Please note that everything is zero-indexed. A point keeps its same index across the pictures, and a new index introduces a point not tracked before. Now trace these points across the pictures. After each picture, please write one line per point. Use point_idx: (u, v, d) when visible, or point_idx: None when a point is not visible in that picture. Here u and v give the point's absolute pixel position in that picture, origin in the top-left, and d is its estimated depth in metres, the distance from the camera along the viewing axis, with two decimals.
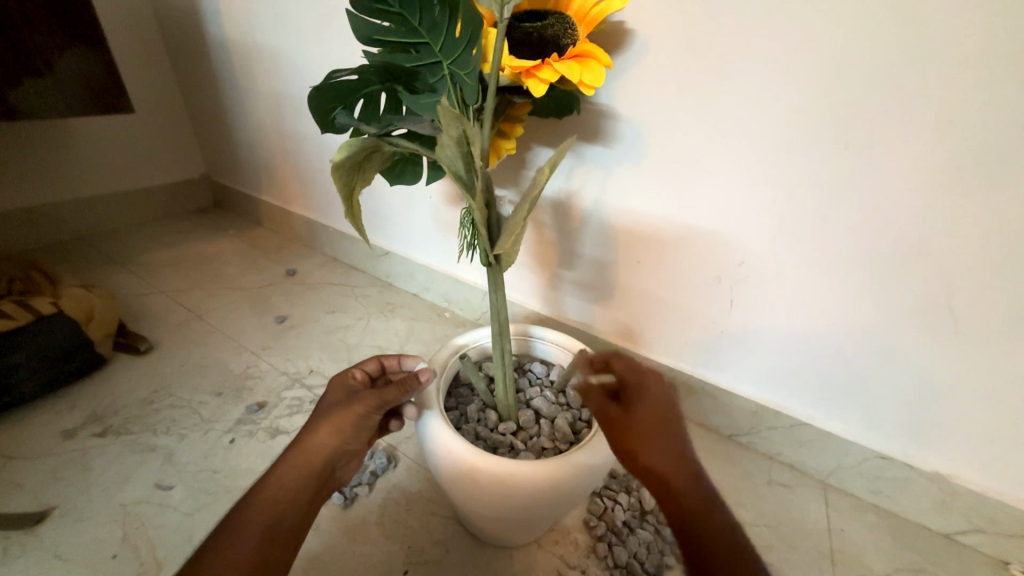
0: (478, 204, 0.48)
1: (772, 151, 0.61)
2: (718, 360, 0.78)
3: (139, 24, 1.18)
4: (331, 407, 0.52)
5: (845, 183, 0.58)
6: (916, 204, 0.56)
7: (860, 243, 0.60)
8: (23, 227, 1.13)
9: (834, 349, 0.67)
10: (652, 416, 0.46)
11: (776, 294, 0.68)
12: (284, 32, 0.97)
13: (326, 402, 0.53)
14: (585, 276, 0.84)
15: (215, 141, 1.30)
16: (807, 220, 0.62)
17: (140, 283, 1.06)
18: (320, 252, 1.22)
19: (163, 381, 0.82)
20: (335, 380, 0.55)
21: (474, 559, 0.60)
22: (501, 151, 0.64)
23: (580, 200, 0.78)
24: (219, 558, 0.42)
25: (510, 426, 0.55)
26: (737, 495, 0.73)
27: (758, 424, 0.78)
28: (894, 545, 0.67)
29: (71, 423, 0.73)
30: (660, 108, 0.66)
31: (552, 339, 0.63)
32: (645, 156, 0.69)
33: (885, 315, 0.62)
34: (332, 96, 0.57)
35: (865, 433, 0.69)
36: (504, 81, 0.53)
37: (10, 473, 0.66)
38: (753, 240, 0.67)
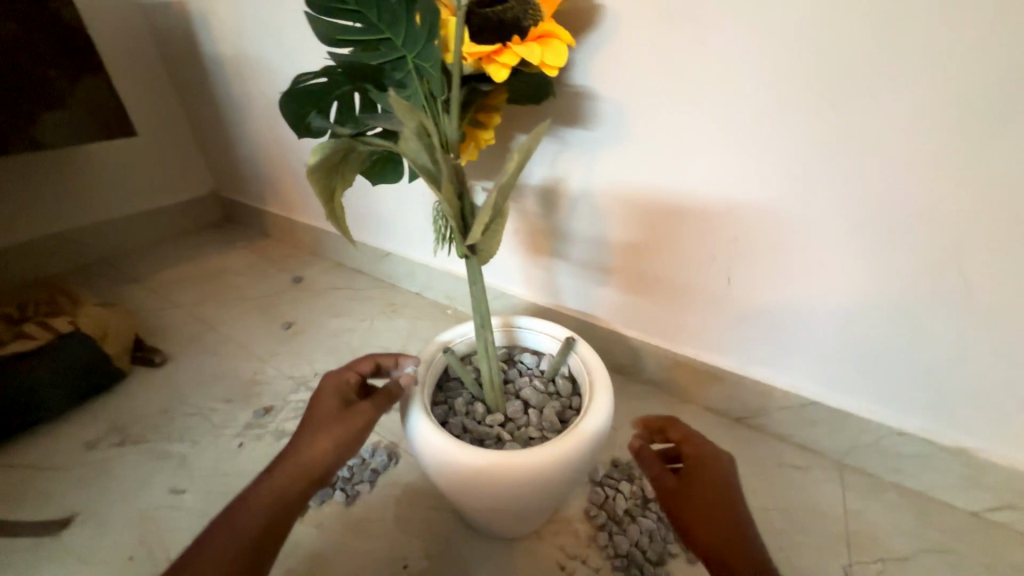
0: (446, 195, 0.47)
1: (759, 120, 0.58)
2: (720, 342, 0.75)
3: (141, 51, 1.23)
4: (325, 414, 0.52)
5: (838, 147, 0.55)
6: (916, 163, 0.52)
7: (859, 210, 0.57)
8: (49, 253, 1.20)
9: (839, 323, 0.64)
10: (713, 496, 0.45)
11: (774, 269, 0.65)
12: (273, 45, 0.99)
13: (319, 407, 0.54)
14: (580, 263, 0.82)
15: (221, 157, 1.34)
16: (801, 190, 0.59)
17: (157, 298, 1.10)
18: (325, 258, 1.25)
19: (177, 391, 0.85)
20: (329, 383, 0.55)
21: (474, 552, 0.60)
22: (479, 142, 0.64)
23: (567, 187, 0.76)
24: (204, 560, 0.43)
25: (498, 418, 0.55)
26: (746, 480, 0.70)
27: (767, 406, 0.75)
28: (917, 526, 0.64)
29: (93, 434, 0.77)
30: (638, 84, 0.63)
31: (539, 328, 0.62)
32: (627, 136, 0.68)
33: (893, 284, 0.58)
34: (304, 100, 0.57)
35: (879, 408, 0.66)
36: (469, 69, 0.53)
37: (39, 483, 0.70)
38: (746, 215, 0.64)
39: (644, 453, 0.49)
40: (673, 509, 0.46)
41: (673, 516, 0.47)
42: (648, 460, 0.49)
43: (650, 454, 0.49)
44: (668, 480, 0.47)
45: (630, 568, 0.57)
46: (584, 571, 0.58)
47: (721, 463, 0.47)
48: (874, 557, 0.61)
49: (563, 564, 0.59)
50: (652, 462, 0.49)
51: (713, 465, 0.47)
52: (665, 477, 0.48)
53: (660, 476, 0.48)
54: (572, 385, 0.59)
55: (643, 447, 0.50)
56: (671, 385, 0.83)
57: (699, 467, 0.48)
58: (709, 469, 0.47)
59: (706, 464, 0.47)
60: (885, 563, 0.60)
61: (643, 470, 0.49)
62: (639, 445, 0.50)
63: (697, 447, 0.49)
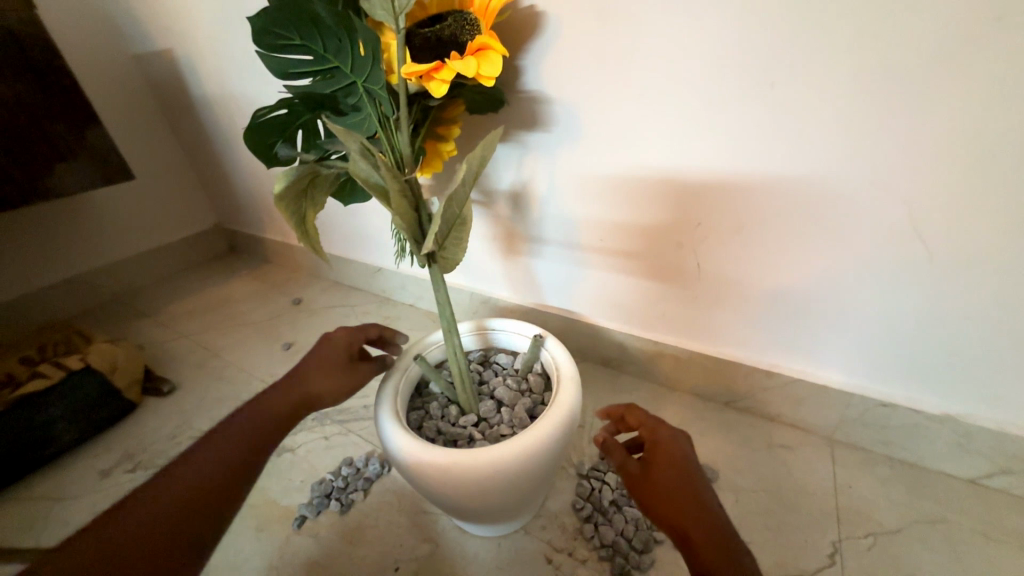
0: (397, 210, 0.49)
1: (704, 107, 0.59)
2: (700, 327, 0.76)
3: (136, 98, 1.30)
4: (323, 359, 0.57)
5: (783, 125, 0.56)
6: (859, 134, 0.53)
7: (811, 186, 0.58)
8: (65, 296, 1.27)
9: (810, 297, 0.64)
10: (674, 472, 0.45)
11: (740, 250, 0.66)
12: (254, 80, 1.04)
13: (323, 353, 0.58)
14: (556, 260, 0.84)
15: (219, 191, 1.40)
16: (754, 170, 0.60)
17: (165, 330, 1.16)
18: (323, 278, 1.29)
19: (184, 416, 0.89)
20: (339, 333, 0.60)
21: (464, 550, 0.62)
22: (442, 154, 0.67)
23: (534, 189, 0.78)
24: (183, 476, 0.44)
25: (470, 418, 0.57)
26: (734, 463, 0.70)
27: (752, 387, 0.75)
28: (908, 496, 0.63)
29: (108, 462, 0.82)
30: (587, 84, 0.65)
31: (511, 328, 0.64)
32: (583, 134, 0.69)
33: (854, 255, 0.59)
34: (268, 132, 0.60)
35: (861, 380, 0.66)
36: (414, 88, 0.55)
37: (59, 511, 0.75)
38: (705, 199, 0.65)
39: (611, 445, 0.47)
40: (642, 496, 0.45)
41: (643, 504, 0.45)
42: (615, 450, 0.47)
43: (616, 443, 0.48)
44: (637, 466, 0.46)
45: (616, 558, 0.58)
46: (570, 563, 0.59)
47: (676, 440, 0.48)
48: (865, 531, 0.60)
49: (549, 557, 0.60)
50: (619, 451, 0.48)
51: (674, 445, 0.48)
52: (632, 465, 0.47)
53: (628, 464, 0.47)
54: (544, 381, 0.61)
55: (609, 438, 0.48)
56: (658, 375, 0.84)
57: (659, 446, 0.48)
58: (669, 445, 0.48)
59: (668, 445, 0.48)
60: (875, 537, 0.59)
61: (611, 460, 0.47)
62: (606, 436, 0.48)
63: (656, 428, 0.49)
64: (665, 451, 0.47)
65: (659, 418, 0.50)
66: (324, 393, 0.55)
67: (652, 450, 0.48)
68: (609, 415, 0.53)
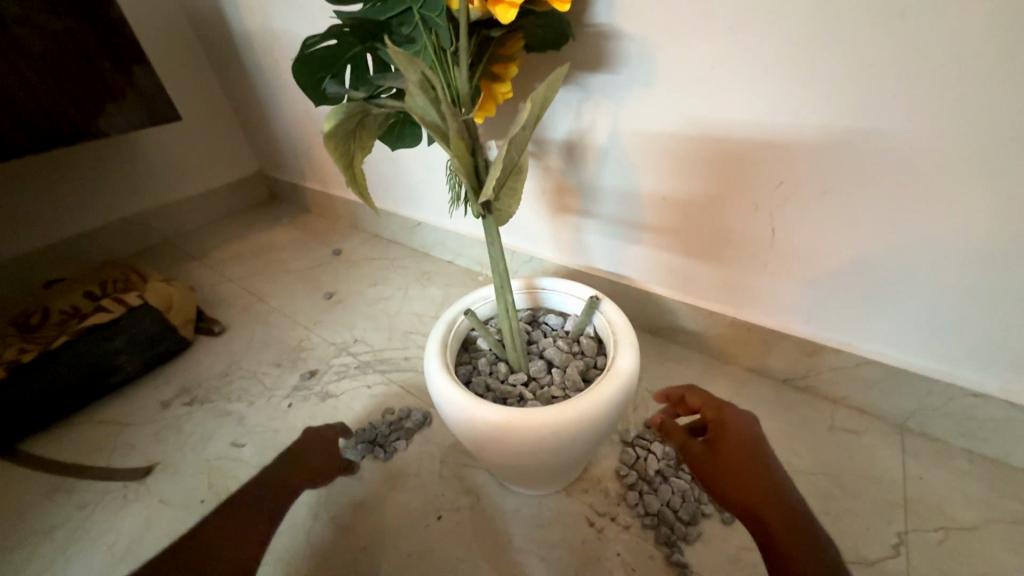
0: (455, 152, 0.45)
1: (808, 44, 0.50)
2: (764, 299, 0.70)
3: (179, 36, 1.27)
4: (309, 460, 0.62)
5: (909, 67, 0.47)
6: (1005, 82, 0.43)
7: (930, 143, 0.49)
8: (121, 236, 1.31)
9: (903, 274, 0.57)
10: (742, 451, 0.45)
11: (826, 214, 0.59)
12: (296, 16, 0.99)
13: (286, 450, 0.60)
14: (610, 218, 0.78)
15: (261, 136, 1.39)
16: (859, 123, 0.52)
17: (214, 274, 1.19)
18: (362, 231, 1.28)
19: (234, 356, 0.93)
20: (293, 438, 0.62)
21: (505, 505, 0.62)
22: (496, 97, 0.61)
23: (592, 140, 0.72)
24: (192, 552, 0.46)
25: (520, 377, 0.56)
26: (790, 442, 0.66)
27: (816, 366, 0.70)
28: (988, 493, 0.58)
29: (167, 395, 0.86)
30: (666, 18, 0.57)
31: (563, 289, 0.61)
32: (655, 79, 0.62)
33: (968, 227, 0.51)
34: (316, 65, 0.56)
35: (948, 368, 0.60)
36: (475, 15, 0.49)
37: (125, 436, 0.80)
38: (793, 155, 0.57)
39: (669, 427, 0.48)
40: (707, 475, 0.45)
41: (706, 483, 0.45)
42: (674, 432, 0.47)
43: (675, 424, 0.48)
44: (699, 445, 0.46)
45: (661, 527, 0.57)
46: (613, 528, 0.58)
47: (744, 422, 0.47)
48: (934, 525, 0.56)
49: (591, 520, 0.59)
50: (679, 432, 0.48)
51: (741, 424, 0.47)
52: (695, 444, 0.47)
53: (689, 443, 0.47)
54: (597, 345, 0.58)
55: (667, 421, 0.48)
56: (710, 347, 0.80)
57: (728, 426, 0.47)
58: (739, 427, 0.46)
59: (734, 424, 0.47)
60: (946, 532, 0.55)
61: (670, 441, 0.48)
62: (664, 418, 0.48)
63: (721, 409, 0.49)
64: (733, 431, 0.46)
65: (724, 399, 0.50)
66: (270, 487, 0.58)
67: (716, 430, 0.47)
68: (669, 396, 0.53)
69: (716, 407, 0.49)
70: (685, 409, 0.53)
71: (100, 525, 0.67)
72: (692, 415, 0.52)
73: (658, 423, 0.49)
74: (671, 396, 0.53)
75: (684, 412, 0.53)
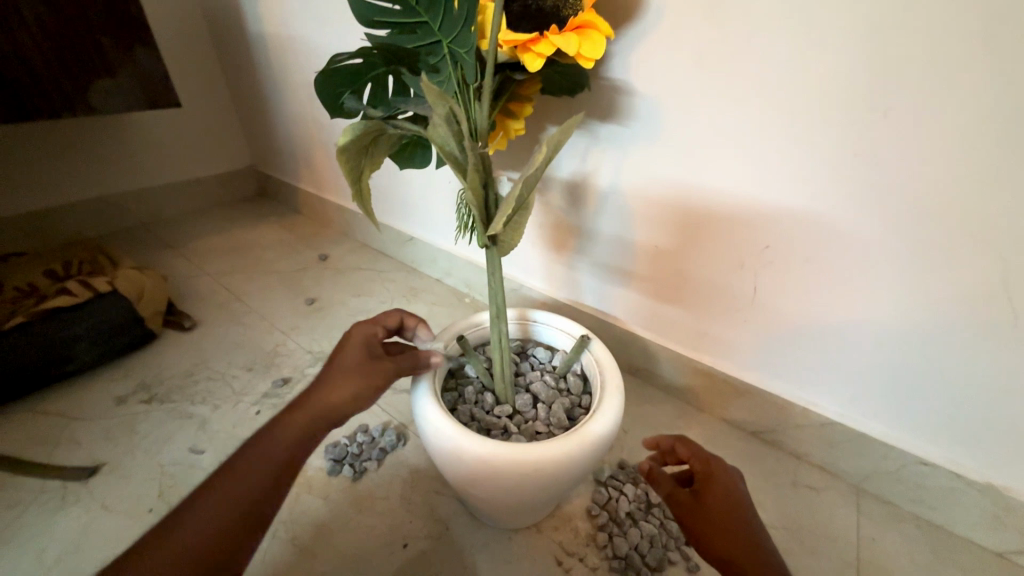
0: (470, 184, 0.46)
1: (800, 127, 0.55)
2: (740, 353, 0.73)
3: (188, 23, 1.26)
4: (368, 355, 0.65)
5: (888, 157, 0.52)
6: (967, 182, 0.49)
7: (898, 228, 0.54)
8: (93, 215, 1.25)
9: (870, 343, 0.61)
10: (726, 504, 0.46)
11: (805, 282, 0.63)
12: (315, 24, 1.00)
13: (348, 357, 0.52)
14: (603, 258, 0.81)
15: (258, 132, 1.38)
16: (841, 201, 0.56)
17: (190, 266, 1.15)
18: (350, 239, 1.27)
19: (203, 355, 0.89)
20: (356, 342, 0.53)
21: (473, 537, 0.61)
22: (509, 132, 0.63)
23: (594, 183, 0.75)
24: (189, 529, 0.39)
25: (505, 409, 0.56)
26: (755, 495, 0.69)
27: (784, 422, 0.73)
28: (932, 559, 0.61)
29: (123, 390, 0.82)
30: (675, 83, 0.62)
31: (555, 324, 0.63)
32: (660, 136, 0.66)
33: (929, 308, 0.56)
34: (338, 79, 0.57)
35: (903, 435, 0.64)
36: (503, 57, 0.51)
37: (71, 431, 0.75)
38: (779, 224, 0.61)
39: (657, 474, 0.48)
40: (689, 525, 0.46)
41: (690, 533, 0.46)
42: (662, 479, 0.48)
43: (662, 472, 0.49)
44: (686, 495, 0.47)
45: (628, 572, 0.57)
46: (580, 569, 0.58)
47: (729, 476, 0.49)
48: None
49: (559, 559, 0.59)
50: (666, 479, 0.48)
51: (726, 477, 0.48)
52: (682, 493, 0.48)
53: (676, 492, 0.48)
54: (583, 383, 0.60)
55: (655, 468, 0.49)
56: (685, 392, 0.82)
57: (715, 479, 0.48)
58: (726, 483, 0.48)
59: (720, 476, 0.48)
60: None
61: (658, 488, 0.48)
62: (652, 465, 0.49)
63: (709, 462, 0.50)
64: (720, 484, 0.48)
65: (710, 452, 0.51)
66: (340, 401, 0.48)
67: (702, 481, 0.48)
68: (656, 444, 0.53)
69: (705, 460, 0.50)
70: (674, 459, 0.53)
71: (31, 529, 0.62)
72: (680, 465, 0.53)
73: (646, 469, 0.49)
74: (660, 444, 0.53)
75: (672, 461, 0.53)
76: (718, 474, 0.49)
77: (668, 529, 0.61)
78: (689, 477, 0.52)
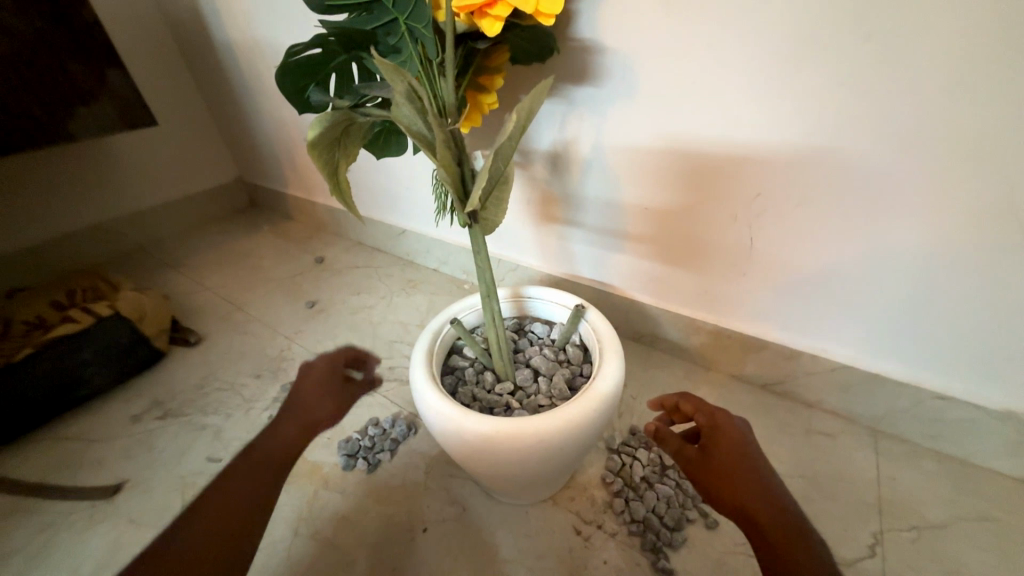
0: (442, 162, 0.44)
1: (782, 63, 0.53)
2: (743, 308, 0.72)
3: (156, 39, 1.25)
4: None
5: (877, 83, 0.49)
6: (963, 100, 0.46)
7: (893, 159, 0.52)
8: (90, 244, 1.27)
9: (874, 281, 0.59)
10: (734, 452, 0.47)
11: (800, 225, 0.61)
12: (279, 22, 0.98)
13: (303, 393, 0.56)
14: (595, 226, 0.79)
15: (241, 142, 1.37)
16: (831, 136, 0.54)
17: (190, 282, 1.16)
18: (345, 238, 1.27)
19: (211, 368, 0.90)
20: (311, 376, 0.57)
21: (491, 515, 0.62)
22: (483, 107, 0.62)
23: (576, 151, 0.73)
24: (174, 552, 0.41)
25: (507, 386, 0.56)
26: (770, 446, 0.68)
27: (794, 371, 0.72)
28: (955, 492, 0.61)
29: (138, 409, 0.83)
30: (647, 34, 0.59)
31: (549, 297, 0.62)
32: (637, 93, 0.64)
33: (933, 237, 0.54)
34: (300, 74, 0.56)
35: (917, 371, 0.62)
36: (462, 26, 0.50)
37: (92, 453, 0.76)
38: (768, 168, 0.59)
39: (664, 433, 0.48)
40: (700, 479, 0.46)
41: (701, 487, 0.46)
42: (669, 438, 0.48)
43: (669, 431, 0.49)
44: (694, 451, 0.47)
45: (647, 534, 0.57)
46: (600, 536, 0.58)
47: (736, 427, 0.49)
48: (907, 525, 0.58)
49: (578, 529, 0.59)
50: (673, 437, 0.48)
51: (733, 428, 0.49)
52: (690, 450, 0.48)
53: (684, 449, 0.48)
54: (583, 353, 0.59)
55: (661, 427, 0.49)
56: (692, 353, 0.81)
57: (722, 431, 0.48)
58: (733, 434, 0.48)
59: (726, 427, 0.49)
60: (919, 531, 0.58)
61: (666, 447, 0.48)
62: (658, 424, 0.49)
63: (714, 415, 0.50)
64: (728, 435, 0.48)
65: (715, 406, 0.51)
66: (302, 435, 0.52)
67: (710, 435, 0.49)
68: (662, 404, 0.53)
69: (711, 415, 0.50)
70: (680, 416, 0.53)
71: (66, 549, 0.64)
72: (686, 422, 0.53)
73: (652, 430, 0.49)
74: (665, 404, 0.54)
75: (680, 420, 0.53)
76: (725, 426, 0.49)
77: (684, 489, 0.61)
78: (697, 433, 0.52)
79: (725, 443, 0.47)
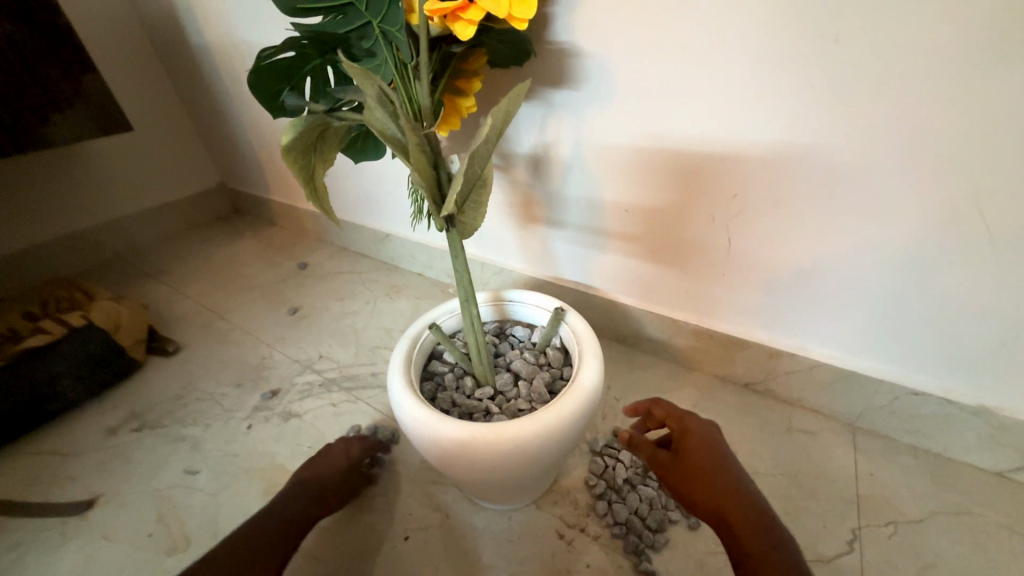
0: (416, 165, 0.44)
1: (754, 65, 0.54)
2: (724, 307, 0.72)
3: (134, 44, 1.23)
4: (295, 421, 0.77)
5: (846, 84, 0.50)
6: (929, 101, 0.47)
7: (864, 158, 0.53)
8: (66, 253, 1.23)
9: (849, 279, 0.60)
10: (702, 453, 0.48)
11: (777, 224, 0.61)
12: (259, 27, 0.98)
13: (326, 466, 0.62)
14: (578, 228, 0.79)
15: (222, 147, 1.35)
16: (805, 135, 0.55)
17: (170, 290, 1.14)
18: (329, 244, 1.26)
19: (190, 377, 0.88)
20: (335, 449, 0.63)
21: (474, 521, 0.61)
22: (461, 110, 0.61)
23: (556, 153, 0.74)
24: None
25: (486, 391, 0.56)
26: (752, 446, 0.69)
27: (774, 370, 0.72)
28: (932, 486, 0.62)
29: (114, 421, 0.81)
30: (623, 38, 0.59)
31: (530, 301, 0.61)
32: (615, 96, 0.64)
33: (904, 234, 0.55)
34: (274, 78, 0.55)
35: (893, 367, 0.63)
36: (435, 30, 0.50)
37: (65, 469, 0.74)
38: (745, 167, 0.60)
39: (637, 441, 0.52)
40: (674, 483, 0.48)
41: (677, 491, 0.48)
42: (642, 446, 0.51)
43: (642, 438, 0.52)
44: (665, 454, 0.50)
45: (630, 536, 0.57)
46: (583, 539, 0.58)
47: (705, 431, 0.50)
48: (885, 520, 0.59)
49: (561, 533, 0.59)
50: (646, 445, 0.52)
51: (700, 429, 0.50)
52: (661, 453, 0.50)
53: (656, 453, 0.50)
54: (564, 356, 0.59)
55: (634, 436, 0.52)
56: (675, 354, 0.81)
57: (690, 433, 0.50)
58: (700, 436, 0.49)
59: (694, 429, 0.50)
60: (896, 526, 0.58)
61: (640, 455, 0.51)
62: (630, 434, 0.52)
63: (682, 418, 0.52)
64: (695, 437, 0.50)
65: (682, 410, 0.53)
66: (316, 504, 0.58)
67: (680, 439, 0.50)
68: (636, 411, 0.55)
69: (679, 420, 0.52)
70: (654, 422, 0.55)
71: (35, 568, 0.62)
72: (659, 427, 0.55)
73: (626, 438, 0.53)
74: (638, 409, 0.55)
75: (653, 426, 0.55)
76: (692, 429, 0.51)
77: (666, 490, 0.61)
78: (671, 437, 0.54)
79: (695, 446, 0.49)
